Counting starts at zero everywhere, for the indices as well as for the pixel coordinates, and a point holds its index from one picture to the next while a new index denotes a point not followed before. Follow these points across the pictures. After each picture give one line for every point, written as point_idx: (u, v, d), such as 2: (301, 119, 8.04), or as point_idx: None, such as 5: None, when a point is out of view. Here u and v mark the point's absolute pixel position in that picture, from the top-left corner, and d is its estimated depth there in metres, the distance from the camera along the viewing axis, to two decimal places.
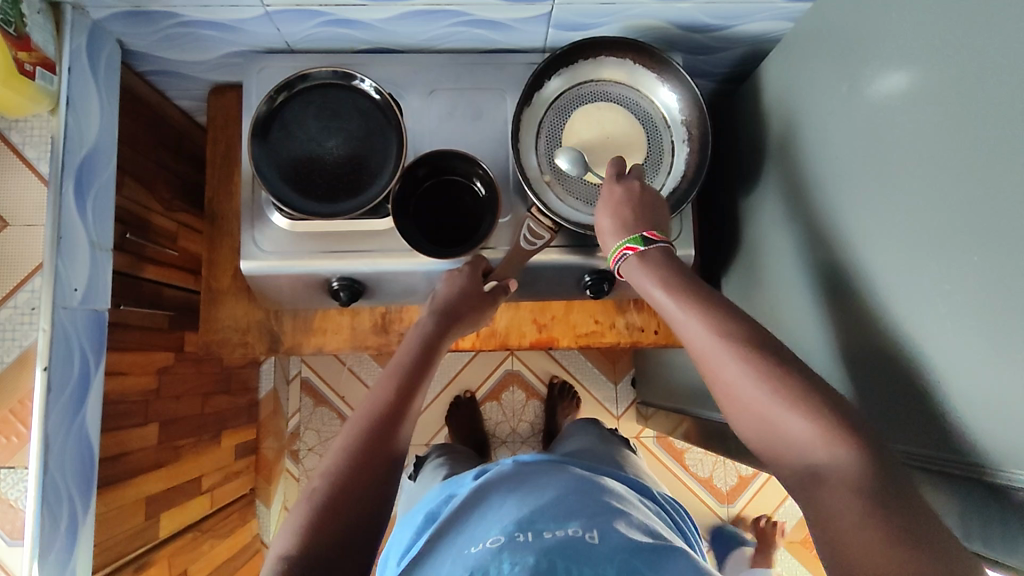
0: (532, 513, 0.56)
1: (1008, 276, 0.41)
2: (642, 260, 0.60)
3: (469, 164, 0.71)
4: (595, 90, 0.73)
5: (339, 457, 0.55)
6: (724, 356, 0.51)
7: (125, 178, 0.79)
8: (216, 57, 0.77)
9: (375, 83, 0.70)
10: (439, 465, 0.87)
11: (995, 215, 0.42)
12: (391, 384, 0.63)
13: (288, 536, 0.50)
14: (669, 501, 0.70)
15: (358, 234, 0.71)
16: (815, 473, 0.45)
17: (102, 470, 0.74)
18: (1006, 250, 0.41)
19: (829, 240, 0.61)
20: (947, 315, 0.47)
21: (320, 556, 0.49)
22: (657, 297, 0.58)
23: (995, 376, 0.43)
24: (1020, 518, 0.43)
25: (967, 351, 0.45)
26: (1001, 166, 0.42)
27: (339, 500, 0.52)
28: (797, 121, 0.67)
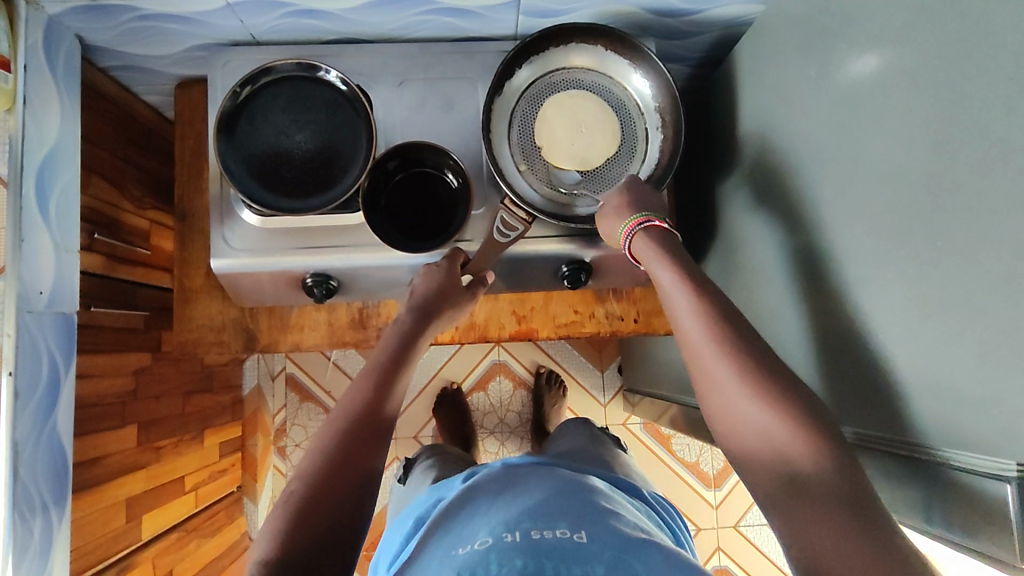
0: (520, 514, 0.56)
1: (974, 260, 0.41)
2: (657, 242, 0.61)
3: (440, 155, 0.70)
4: (567, 77, 0.72)
5: (315, 458, 0.55)
6: (714, 350, 0.52)
7: (92, 176, 0.78)
8: (181, 51, 0.75)
9: (341, 74, 0.69)
10: (429, 468, 0.86)
11: (963, 199, 0.42)
12: (367, 382, 0.62)
13: (267, 539, 0.49)
14: (657, 500, 0.70)
15: (330, 230, 0.70)
16: (796, 468, 0.46)
17: (78, 474, 0.74)
18: (973, 234, 0.41)
19: (802, 226, 0.61)
20: (914, 301, 0.46)
21: (300, 558, 0.48)
22: (665, 271, 0.58)
23: (960, 362, 0.43)
24: (978, 500, 0.43)
25: (934, 337, 0.45)
26: (965, 149, 0.41)
27: (317, 500, 0.51)
28: (769, 106, 0.66)
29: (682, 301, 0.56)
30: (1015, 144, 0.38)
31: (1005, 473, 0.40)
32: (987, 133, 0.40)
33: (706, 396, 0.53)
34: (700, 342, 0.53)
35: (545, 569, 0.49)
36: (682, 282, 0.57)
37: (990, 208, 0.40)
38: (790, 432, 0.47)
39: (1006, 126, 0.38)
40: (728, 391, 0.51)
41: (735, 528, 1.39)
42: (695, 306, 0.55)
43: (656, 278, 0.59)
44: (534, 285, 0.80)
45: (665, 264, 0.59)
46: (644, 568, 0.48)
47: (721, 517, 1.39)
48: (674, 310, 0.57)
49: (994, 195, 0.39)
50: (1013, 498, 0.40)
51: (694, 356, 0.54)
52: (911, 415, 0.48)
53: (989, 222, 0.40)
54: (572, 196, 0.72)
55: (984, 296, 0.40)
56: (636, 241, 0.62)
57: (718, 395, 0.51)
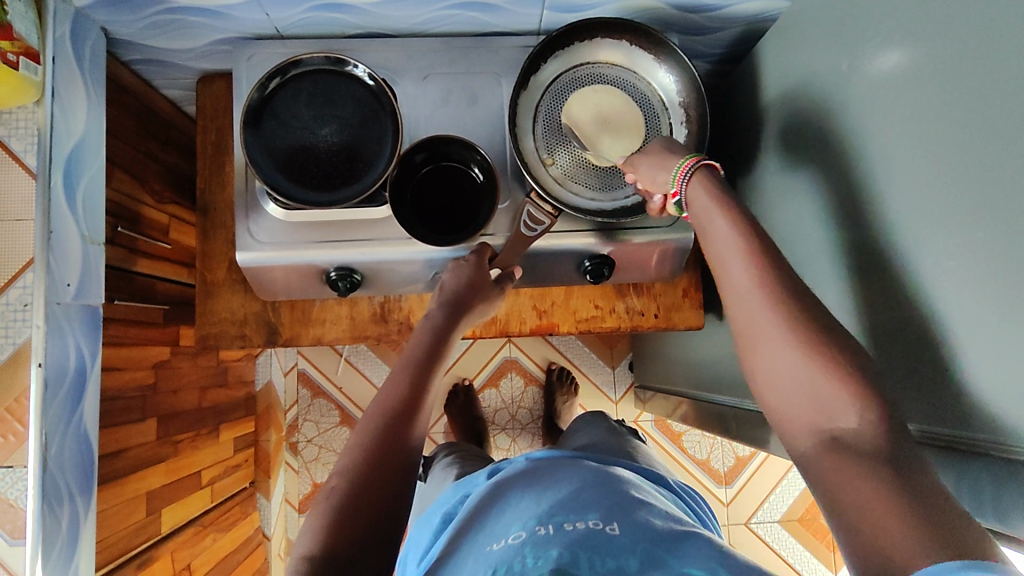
0: (552, 507, 0.57)
1: (1018, 251, 0.41)
2: (712, 188, 0.58)
3: (467, 149, 0.70)
4: (592, 73, 0.73)
5: (355, 455, 0.55)
6: (764, 299, 0.50)
7: (115, 169, 0.78)
8: (205, 44, 0.75)
9: (368, 69, 0.69)
10: (451, 465, 0.86)
11: (1005, 189, 0.42)
12: (401, 379, 0.62)
13: (310, 536, 0.50)
14: (684, 489, 0.70)
15: (354, 224, 0.71)
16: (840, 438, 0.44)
17: (102, 466, 0.74)
18: (1016, 224, 0.41)
19: (832, 220, 0.61)
20: (953, 291, 0.47)
21: (346, 557, 0.48)
22: (720, 220, 0.56)
23: (1003, 352, 0.43)
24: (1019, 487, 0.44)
25: (975, 328, 0.45)
26: (1009, 139, 0.41)
27: (359, 498, 0.52)
28: (796, 100, 0.66)
29: (727, 249, 0.54)
30: None
31: None
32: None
33: (755, 349, 0.50)
34: (746, 291, 0.51)
35: (580, 561, 0.49)
36: (734, 229, 0.54)
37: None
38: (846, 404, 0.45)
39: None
40: (767, 338, 0.49)
41: (746, 525, 1.39)
42: (749, 258, 0.52)
43: (705, 227, 0.57)
44: (556, 280, 0.80)
45: (720, 212, 0.56)
46: (678, 559, 0.48)
47: (732, 514, 1.39)
48: (724, 257, 0.54)
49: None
50: None
51: (737, 302, 0.52)
52: (952, 405, 0.48)
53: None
54: (597, 190, 0.72)
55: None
56: (690, 184, 0.60)
57: (757, 344, 0.50)
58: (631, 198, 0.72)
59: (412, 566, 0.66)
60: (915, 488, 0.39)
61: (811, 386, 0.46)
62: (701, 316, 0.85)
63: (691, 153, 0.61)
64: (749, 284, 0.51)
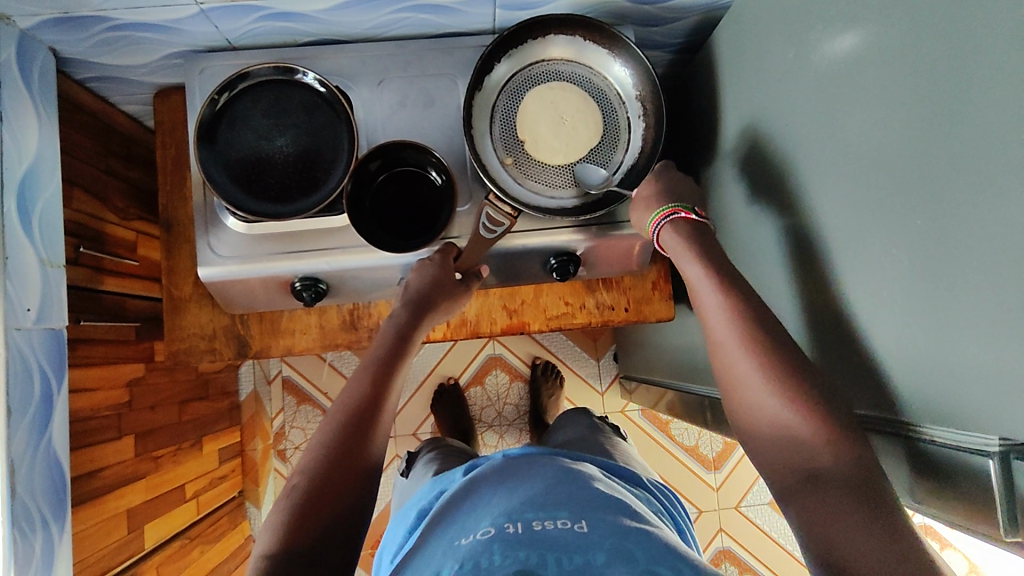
0: (522, 504, 0.57)
1: (961, 237, 0.41)
2: (684, 234, 0.64)
3: (422, 153, 0.69)
4: (547, 69, 0.72)
5: (315, 453, 0.56)
6: (739, 342, 0.55)
7: (74, 190, 0.77)
8: (158, 59, 0.74)
9: (318, 76, 0.69)
10: (432, 460, 0.87)
11: (948, 176, 0.42)
12: (363, 379, 0.63)
13: (269, 533, 0.51)
14: (658, 488, 0.70)
15: (316, 233, 0.71)
16: (812, 458, 0.48)
17: (78, 487, 0.74)
18: (958, 211, 0.41)
19: (794, 209, 0.61)
20: (904, 278, 0.47)
21: (303, 550, 0.49)
22: (689, 268, 0.62)
23: (953, 338, 0.43)
24: (970, 474, 0.44)
25: (925, 314, 0.45)
26: (949, 125, 0.41)
27: (318, 494, 0.53)
28: (753, 88, 0.66)
29: (705, 293, 0.59)
30: (997, 119, 0.38)
31: (988, 448, 0.42)
32: (967, 109, 0.40)
33: (727, 385, 0.56)
34: (722, 334, 0.56)
35: (547, 562, 0.49)
36: (707, 274, 0.60)
37: (971, 185, 0.40)
38: (810, 429, 0.49)
39: (983, 101, 0.39)
40: (744, 377, 0.54)
41: (736, 509, 1.40)
42: (719, 298, 0.58)
43: (682, 270, 0.63)
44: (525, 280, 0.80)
45: (690, 256, 0.62)
46: (645, 553, 0.49)
47: (722, 498, 1.40)
48: (701, 302, 0.60)
49: (975, 171, 0.40)
50: (995, 471, 0.41)
51: (715, 348, 0.57)
52: (909, 392, 0.48)
53: (970, 198, 0.40)
54: (558, 188, 0.72)
55: (969, 271, 0.41)
56: (663, 231, 0.65)
57: (735, 383, 0.55)
58: (592, 194, 0.72)
59: (386, 564, 0.67)
60: (877, 504, 0.44)
61: (782, 423, 0.51)
62: (672, 308, 0.85)
63: (670, 201, 0.65)
64: (723, 327, 0.57)
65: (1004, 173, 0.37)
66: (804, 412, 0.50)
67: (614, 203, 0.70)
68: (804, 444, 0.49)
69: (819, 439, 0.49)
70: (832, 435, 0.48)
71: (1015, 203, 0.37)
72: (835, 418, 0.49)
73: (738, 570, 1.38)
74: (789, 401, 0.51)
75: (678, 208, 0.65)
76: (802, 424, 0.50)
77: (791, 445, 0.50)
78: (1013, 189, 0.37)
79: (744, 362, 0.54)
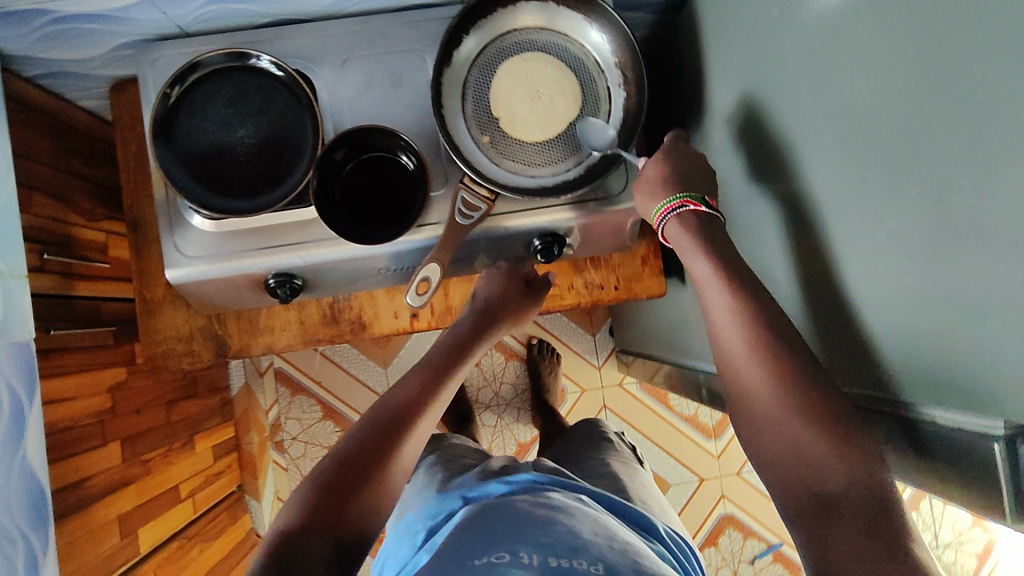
0: (542, 534, 0.55)
1: (964, 205, 0.38)
2: (691, 227, 0.62)
3: (389, 136, 0.65)
4: (519, 40, 0.68)
5: (368, 420, 0.61)
6: (748, 349, 0.55)
7: (34, 194, 0.74)
8: (108, 50, 0.70)
9: (273, 59, 0.64)
10: (433, 468, 0.84)
11: (951, 140, 0.38)
12: (421, 370, 0.68)
13: (315, 477, 0.56)
14: (675, 538, 0.68)
15: (286, 227, 0.67)
16: (823, 475, 0.49)
17: (63, 500, 0.72)
18: (961, 178, 0.38)
19: (788, 177, 0.57)
20: (904, 250, 0.44)
21: (337, 489, 0.54)
22: (696, 265, 0.60)
23: (960, 314, 0.40)
24: (977, 458, 0.41)
25: (929, 287, 0.42)
26: (951, 86, 0.38)
27: (362, 450, 0.58)
28: (741, 49, 0.62)
29: (718, 297, 0.58)
30: (1002, 77, 0.34)
31: (988, 429, 0.39)
32: (969, 68, 0.36)
33: (735, 389, 0.56)
34: (737, 346, 0.56)
35: None
36: (716, 275, 0.58)
37: (977, 153, 0.36)
38: (823, 448, 0.50)
39: (988, 59, 0.35)
40: (756, 391, 0.54)
41: (738, 475, 1.40)
42: (727, 300, 0.57)
43: (691, 269, 0.61)
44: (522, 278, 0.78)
45: (696, 253, 0.60)
46: None
47: (723, 466, 1.40)
48: (711, 304, 0.59)
49: (981, 136, 0.36)
50: (999, 453, 0.39)
51: (730, 357, 0.56)
52: (914, 370, 0.46)
53: (975, 167, 0.37)
54: (537, 167, 0.68)
55: (975, 246, 0.38)
56: (669, 223, 0.63)
57: (743, 388, 0.55)
58: (574, 170, 0.68)
59: None
60: (879, 527, 0.46)
61: (798, 443, 0.51)
62: (663, 283, 0.83)
63: (678, 192, 0.62)
64: (739, 342, 0.56)
65: (1010, 139, 0.34)
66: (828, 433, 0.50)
67: (596, 179, 0.66)
68: (817, 465, 0.50)
69: (831, 457, 0.49)
70: (843, 451, 0.49)
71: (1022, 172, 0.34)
72: (848, 437, 0.49)
73: (741, 535, 1.38)
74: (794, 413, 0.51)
75: (687, 200, 0.62)
76: (826, 447, 0.49)
77: (806, 464, 0.50)
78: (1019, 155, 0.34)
79: (755, 368, 0.54)
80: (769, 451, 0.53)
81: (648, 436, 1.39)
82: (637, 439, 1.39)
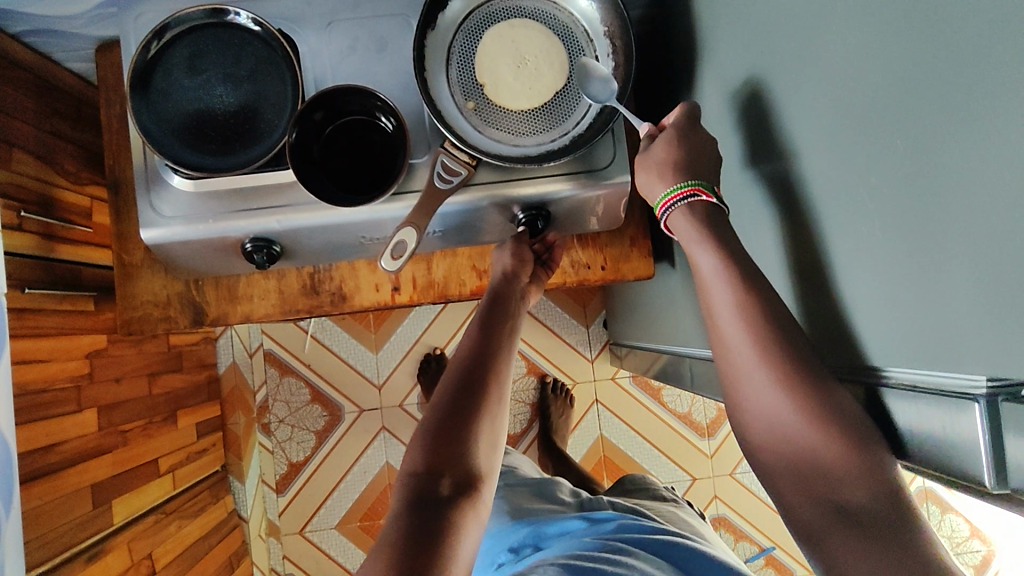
0: (644, 537, 0.71)
1: (959, 157, 0.36)
2: (699, 218, 0.58)
3: (368, 97, 0.64)
4: (506, 6, 0.66)
5: (445, 392, 0.64)
6: (750, 343, 0.53)
7: (14, 152, 0.73)
8: (91, 7, 0.68)
9: (253, 14, 0.64)
10: (514, 493, 0.89)
11: (949, 89, 0.36)
12: (475, 331, 0.69)
13: (415, 454, 0.60)
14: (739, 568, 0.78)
15: (265, 189, 0.65)
16: (832, 478, 0.49)
17: (32, 462, 0.71)
18: (959, 128, 0.36)
19: (780, 147, 0.56)
20: (899, 211, 0.42)
21: (437, 462, 0.59)
22: (696, 252, 0.58)
23: (954, 274, 0.38)
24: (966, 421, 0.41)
25: (923, 249, 0.40)
26: (950, 30, 0.36)
27: (447, 423, 0.61)
28: (733, 17, 0.60)
29: (721, 291, 0.55)
30: (1004, 15, 0.32)
31: (973, 391, 0.40)
32: (969, 9, 0.34)
33: (731, 380, 0.55)
34: (735, 338, 0.54)
35: None
36: (719, 264, 0.56)
37: (976, 99, 0.34)
38: (835, 451, 0.49)
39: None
40: (758, 387, 0.53)
41: (731, 476, 1.37)
42: (729, 287, 0.55)
43: (694, 260, 0.58)
44: (524, 247, 0.74)
45: (696, 243, 0.58)
46: None
47: (716, 465, 1.37)
48: (711, 296, 0.56)
49: (980, 81, 0.34)
50: (982, 412, 0.39)
51: (727, 351, 0.55)
52: (902, 340, 0.44)
53: (971, 118, 0.35)
54: (523, 135, 0.66)
55: (971, 200, 0.36)
56: (675, 215, 0.60)
57: (741, 379, 0.54)
58: (558, 141, 0.66)
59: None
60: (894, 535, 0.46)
61: (812, 445, 0.50)
62: (651, 265, 0.82)
63: (692, 178, 0.59)
64: (739, 336, 0.54)
65: (1010, 83, 0.32)
66: (832, 434, 0.48)
67: (581, 148, 0.65)
68: (831, 471, 0.49)
69: (846, 464, 0.48)
70: (853, 456, 0.48)
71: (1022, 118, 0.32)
72: (856, 437, 0.48)
73: (732, 537, 1.35)
74: (799, 410, 0.50)
75: (700, 188, 0.59)
76: (834, 458, 0.49)
77: (815, 469, 0.50)
78: (1018, 99, 0.32)
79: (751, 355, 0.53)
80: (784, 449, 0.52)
81: (640, 432, 1.37)
82: (629, 435, 1.37)
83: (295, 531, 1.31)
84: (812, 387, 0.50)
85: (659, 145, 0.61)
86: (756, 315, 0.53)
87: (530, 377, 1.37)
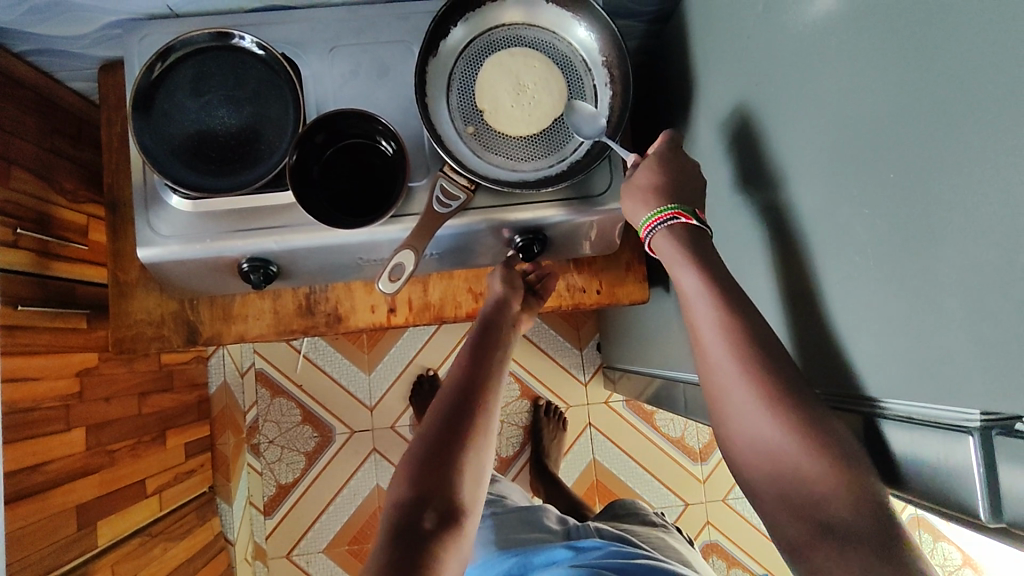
0: (628, 564, 0.70)
1: (948, 192, 0.37)
2: (682, 241, 0.59)
3: (368, 121, 0.65)
4: (507, 35, 0.68)
5: (435, 419, 0.64)
6: (737, 369, 0.53)
7: (13, 168, 0.73)
8: (97, 29, 0.69)
9: (257, 39, 0.65)
10: (502, 521, 0.88)
11: (937, 127, 0.37)
12: (466, 356, 0.69)
13: (403, 482, 0.60)
14: None
15: (264, 210, 0.66)
16: (828, 508, 0.48)
17: (19, 481, 0.70)
18: (945, 163, 0.37)
19: (771, 177, 0.57)
20: (889, 242, 0.43)
21: (424, 490, 0.58)
22: (683, 276, 0.58)
23: (943, 304, 0.39)
24: (962, 452, 0.41)
25: (912, 279, 0.41)
26: (939, 70, 0.37)
27: (435, 450, 0.61)
28: (727, 51, 0.62)
29: (706, 316, 0.56)
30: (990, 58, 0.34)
31: (967, 424, 0.40)
32: (956, 51, 0.36)
33: (718, 406, 0.55)
34: (723, 362, 0.54)
35: None
36: (707, 289, 0.56)
37: (962, 137, 0.36)
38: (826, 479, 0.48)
39: (975, 41, 0.34)
40: (746, 413, 0.53)
41: (724, 502, 1.37)
42: (719, 313, 0.55)
43: (680, 284, 0.58)
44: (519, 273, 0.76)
45: (686, 267, 0.58)
46: None
47: (709, 491, 1.37)
48: (696, 321, 0.57)
49: (966, 120, 0.35)
50: (976, 445, 0.40)
51: (714, 375, 0.55)
52: (893, 368, 0.45)
53: (961, 155, 0.36)
54: (518, 159, 0.67)
55: (959, 232, 0.37)
56: (659, 240, 0.61)
57: (729, 406, 0.54)
58: (556, 166, 0.67)
59: None
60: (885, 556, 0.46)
61: (802, 471, 0.50)
62: (645, 291, 0.83)
63: (671, 202, 0.60)
64: (728, 362, 0.54)
65: (994, 122, 0.34)
66: (816, 458, 0.49)
67: (579, 173, 0.65)
68: (824, 499, 0.48)
69: (839, 491, 0.48)
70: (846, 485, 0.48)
71: (1011, 155, 0.33)
72: (845, 464, 0.48)
73: (725, 564, 1.34)
74: (789, 436, 0.50)
75: (680, 211, 0.60)
76: (825, 486, 0.48)
77: (803, 498, 0.50)
78: (1002, 137, 0.33)
79: (742, 382, 0.53)
80: (774, 476, 0.52)
81: (632, 456, 1.37)
82: (622, 460, 1.37)
83: (282, 555, 1.29)
84: (800, 413, 0.50)
85: (645, 169, 0.62)
86: (749, 342, 0.53)
87: (524, 400, 1.36)
